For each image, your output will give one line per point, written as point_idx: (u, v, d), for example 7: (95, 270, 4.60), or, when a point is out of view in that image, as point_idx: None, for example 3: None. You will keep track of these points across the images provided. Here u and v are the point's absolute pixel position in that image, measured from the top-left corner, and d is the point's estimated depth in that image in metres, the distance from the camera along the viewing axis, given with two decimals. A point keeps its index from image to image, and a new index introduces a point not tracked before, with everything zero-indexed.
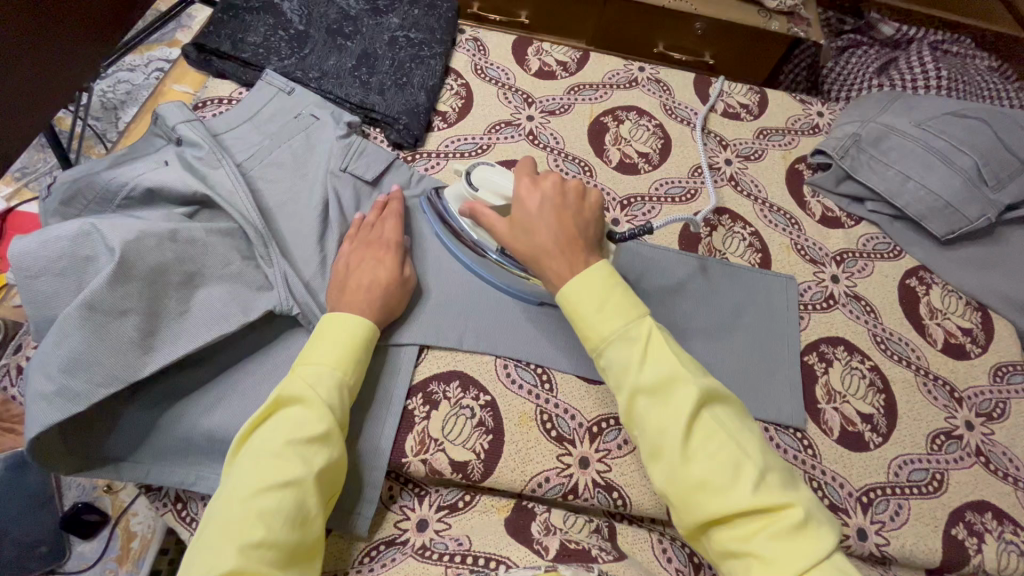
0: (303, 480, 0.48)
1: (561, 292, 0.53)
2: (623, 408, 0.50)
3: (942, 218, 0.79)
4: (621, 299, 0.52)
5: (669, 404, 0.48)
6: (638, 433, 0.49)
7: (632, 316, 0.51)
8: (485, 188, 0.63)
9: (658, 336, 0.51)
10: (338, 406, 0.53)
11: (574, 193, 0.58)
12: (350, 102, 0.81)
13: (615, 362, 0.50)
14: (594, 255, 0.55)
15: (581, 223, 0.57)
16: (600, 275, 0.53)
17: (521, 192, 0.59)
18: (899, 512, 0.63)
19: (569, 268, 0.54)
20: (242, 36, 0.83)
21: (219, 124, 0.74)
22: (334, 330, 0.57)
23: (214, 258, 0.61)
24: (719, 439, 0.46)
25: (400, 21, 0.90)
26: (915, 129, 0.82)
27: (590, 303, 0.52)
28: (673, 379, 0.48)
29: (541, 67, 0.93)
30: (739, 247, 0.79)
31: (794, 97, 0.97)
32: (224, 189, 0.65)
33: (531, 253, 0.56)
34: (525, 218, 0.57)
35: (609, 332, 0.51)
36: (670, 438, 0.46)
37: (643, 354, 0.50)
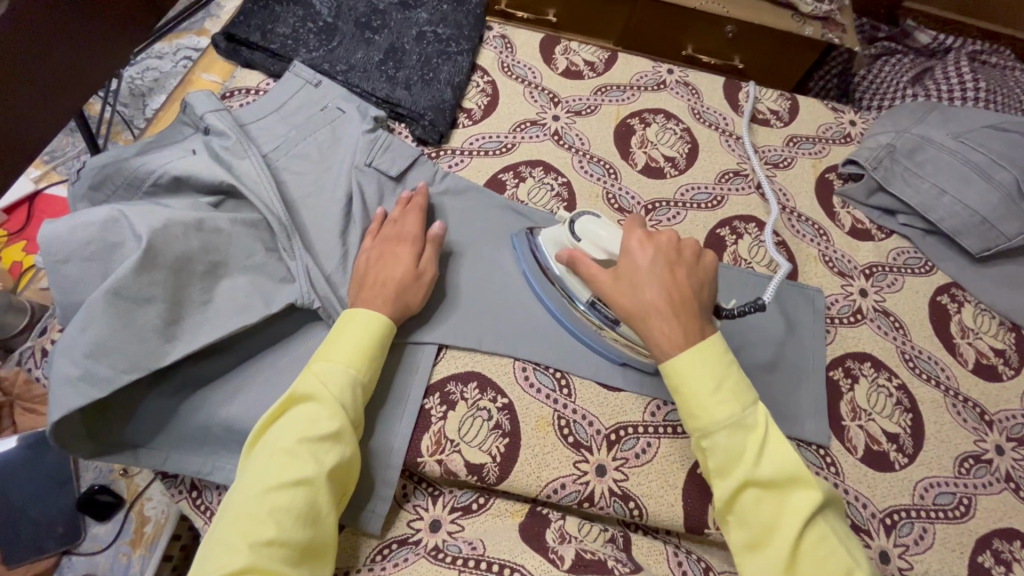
0: (314, 479, 0.47)
1: (671, 359, 0.52)
2: (727, 495, 0.49)
3: (978, 234, 0.76)
4: (734, 384, 0.51)
5: (782, 501, 0.47)
6: (737, 522, 0.49)
7: (746, 403, 0.51)
8: (587, 237, 0.60)
9: (772, 428, 0.50)
10: (351, 404, 0.53)
11: (687, 255, 0.57)
12: (376, 96, 0.81)
13: (727, 449, 0.49)
14: (705, 322, 0.54)
15: (692, 287, 0.55)
16: (716, 354, 0.52)
17: (634, 249, 0.57)
18: (924, 537, 0.61)
19: (681, 334, 0.53)
20: (271, 27, 0.83)
21: (247, 115, 0.74)
22: (351, 328, 0.56)
23: (238, 248, 0.61)
24: (830, 546, 0.46)
25: (428, 16, 0.89)
26: (952, 142, 0.80)
27: (702, 384, 0.51)
28: (789, 477, 0.48)
29: (569, 66, 0.91)
30: (765, 257, 0.77)
31: (826, 104, 0.94)
32: (250, 179, 0.65)
33: (640, 311, 0.54)
34: (637, 275, 0.56)
35: (723, 417, 0.49)
36: (779, 536, 0.46)
37: (761, 447, 0.49)
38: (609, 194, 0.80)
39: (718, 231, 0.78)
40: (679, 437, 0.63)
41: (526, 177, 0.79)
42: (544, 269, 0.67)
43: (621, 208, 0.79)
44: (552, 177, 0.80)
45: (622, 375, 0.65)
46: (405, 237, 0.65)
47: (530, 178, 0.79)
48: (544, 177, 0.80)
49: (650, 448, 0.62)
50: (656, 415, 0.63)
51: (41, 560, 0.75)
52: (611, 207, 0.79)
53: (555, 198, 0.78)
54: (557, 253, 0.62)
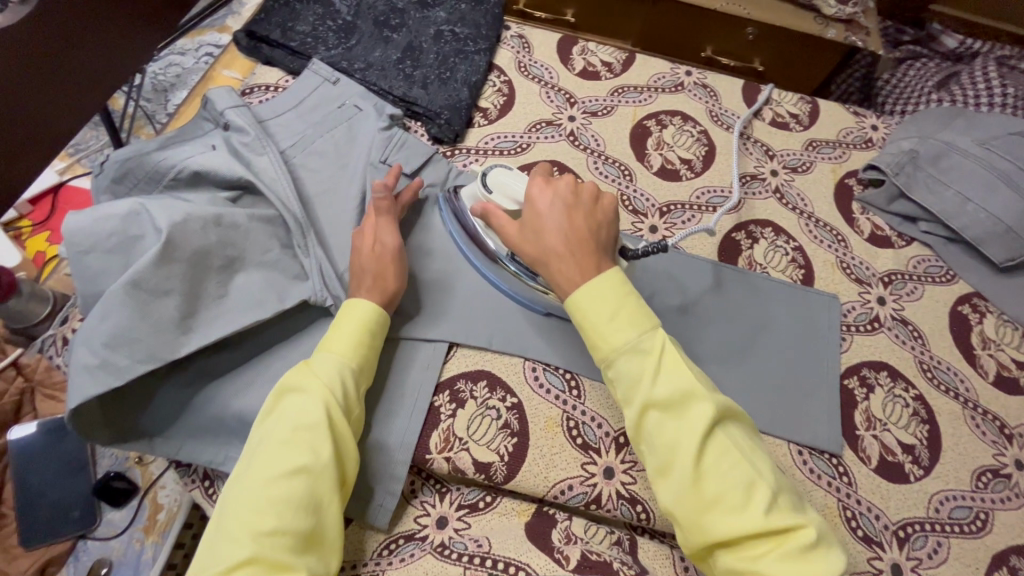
0: (310, 468, 0.47)
1: (573, 295, 0.51)
2: (632, 423, 0.48)
3: (1002, 243, 0.74)
4: (633, 311, 0.50)
5: (681, 420, 0.47)
6: (646, 448, 0.48)
7: (645, 328, 0.50)
8: (499, 189, 0.60)
9: (670, 349, 0.49)
10: (348, 393, 0.53)
11: (589, 195, 0.57)
12: (393, 94, 0.81)
13: (628, 375, 0.48)
14: (607, 258, 0.54)
15: (593, 226, 0.55)
16: (613, 280, 0.51)
17: (536, 193, 0.57)
18: (938, 550, 0.60)
19: (580, 271, 0.52)
20: (291, 24, 0.84)
21: (265, 111, 0.75)
22: (344, 317, 0.56)
23: (254, 244, 0.62)
24: (731, 457, 0.46)
25: (447, 15, 0.90)
26: (977, 148, 0.78)
27: (602, 312, 0.50)
28: (685, 395, 0.47)
29: (586, 67, 0.91)
30: (780, 262, 0.76)
31: (848, 108, 0.93)
32: (267, 176, 0.66)
33: (541, 255, 0.54)
34: (539, 219, 0.55)
35: (620, 343, 0.49)
36: (683, 457, 0.45)
37: (657, 370, 0.48)
38: (624, 196, 0.79)
39: (734, 235, 0.78)
40: None
41: None
42: (477, 241, 0.68)
43: (635, 210, 0.78)
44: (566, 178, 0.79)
45: None
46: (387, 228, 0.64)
47: None
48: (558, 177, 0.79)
49: None
50: None
51: (59, 542, 0.77)
52: (626, 209, 0.78)
53: None
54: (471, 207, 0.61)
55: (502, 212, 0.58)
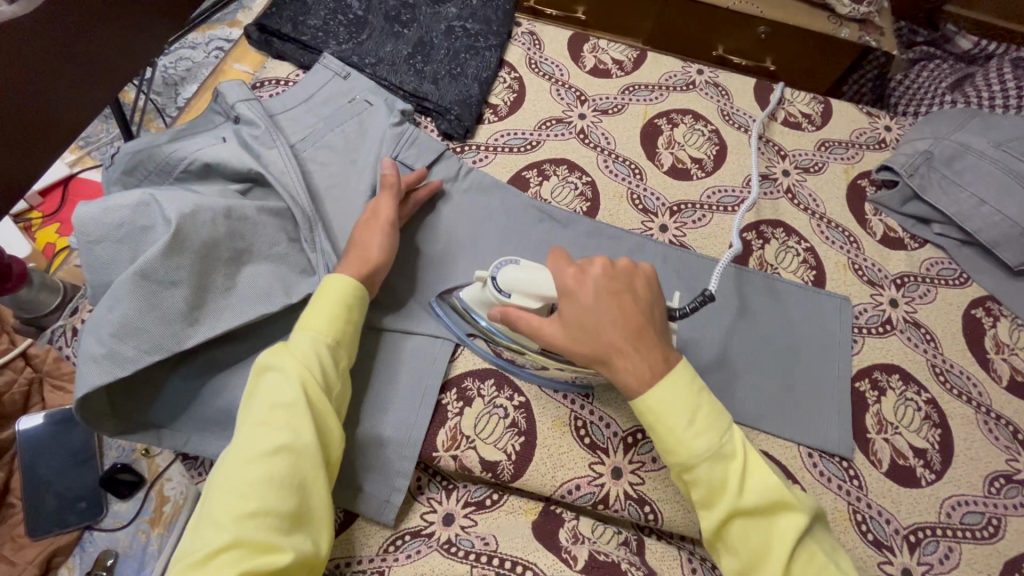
0: (289, 445, 0.47)
1: (648, 399, 0.49)
2: (714, 527, 0.48)
3: (1017, 246, 0.73)
4: (709, 411, 0.49)
5: (768, 528, 0.47)
6: (725, 549, 0.48)
7: (722, 430, 0.49)
8: (514, 288, 0.55)
9: (750, 450, 0.49)
10: (326, 368, 0.53)
11: (626, 276, 0.53)
12: (404, 90, 0.81)
13: (709, 484, 0.47)
14: (666, 345, 0.51)
15: (643, 310, 0.52)
16: (686, 381, 0.50)
17: (572, 287, 0.52)
18: (949, 556, 0.59)
19: (649, 369, 0.50)
20: (302, 18, 0.84)
21: (276, 105, 0.75)
22: (320, 295, 0.56)
23: (262, 237, 0.62)
24: (818, 562, 0.46)
25: (458, 11, 0.89)
26: (994, 150, 0.77)
27: (681, 417, 0.48)
28: (773, 504, 0.47)
29: (597, 64, 0.91)
30: (791, 262, 0.76)
31: (861, 109, 0.92)
32: (277, 169, 0.66)
33: (601, 356, 0.51)
34: (585, 315, 0.51)
35: (703, 451, 0.47)
36: (769, 564, 0.46)
37: (742, 477, 0.47)
38: (634, 194, 0.79)
39: (744, 235, 0.77)
40: None
41: (549, 176, 0.78)
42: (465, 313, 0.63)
43: (645, 209, 0.78)
44: (576, 176, 0.79)
45: None
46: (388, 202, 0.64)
47: (554, 177, 0.78)
48: (568, 175, 0.79)
49: None
50: None
51: (65, 533, 0.77)
52: (635, 208, 0.78)
53: (579, 198, 0.78)
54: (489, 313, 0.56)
55: (531, 315, 0.54)
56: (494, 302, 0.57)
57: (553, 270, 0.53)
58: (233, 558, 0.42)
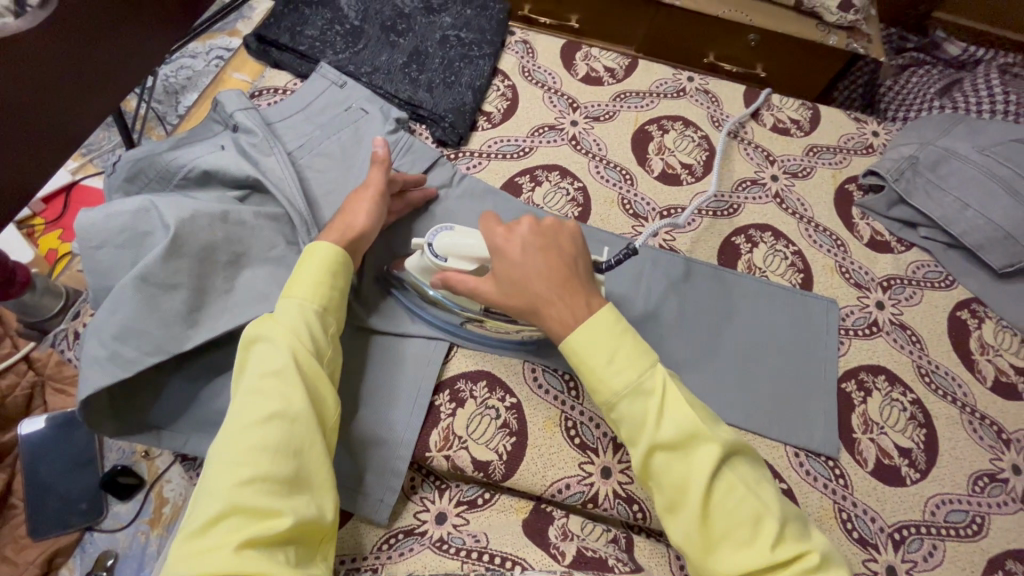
0: (281, 408, 0.48)
1: (569, 346, 0.51)
2: (639, 462, 0.49)
3: (1001, 249, 0.75)
4: (631, 350, 0.50)
5: (687, 460, 0.47)
6: (655, 488, 0.49)
7: (643, 367, 0.50)
8: (449, 252, 0.57)
9: (671, 386, 0.50)
10: (313, 334, 0.54)
11: (549, 231, 0.55)
12: (399, 98, 0.83)
13: (629, 419, 0.49)
14: (592, 293, 0.53)
15: (567, 262, 0.54)
16: (605, 321, 0.51)
17: (500, 245, 0.54)
18: (934, 553, 0.60)
19: (574, 314, 0.51)
20: (300, 29, 0.86)
21: (274, 114, 0.77)
22: (301, 264, 0.57)
23: (259, 241, 0.63)
24: (738, 493, 0.46)
25: (452, 21, 0.91)
26: (978, 155, 0.79)
27: (600, 356, 0.50)
28: (691, 436, 0.47)
29: (589, 72, 0.93)
30: (779, 265, 0.77)
31: (849, 114, 0.94)
32: (274, 175, 0.68)
33: (531, 307, 0.53)
34: (513, 271, 0.53)
35: (621, 386, 0.49)
36: (690, 495, 0.46)
37: (660, 410, 0.48)
38: (625, 200, 0.80)
39: (733, 238, 0.78)
40: None
41: (542, 181, 0.80)
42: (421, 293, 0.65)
43: (635, 213, 0.79)
44: (568, 182, 0.81)
45: None
46: (377, 178, 0.66)
47: (546, 182, 0.80)
48: (560, 181, 0.80)
49: None
50: None
51: (67, 534, 0.78)
52: (626, 213, 0.79)
53: (571, 203, 0.79)
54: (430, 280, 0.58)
55: (466, 276, 0.56)
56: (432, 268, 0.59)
57: (482, 231, 0.56)
58: (234, 525, 0.43)
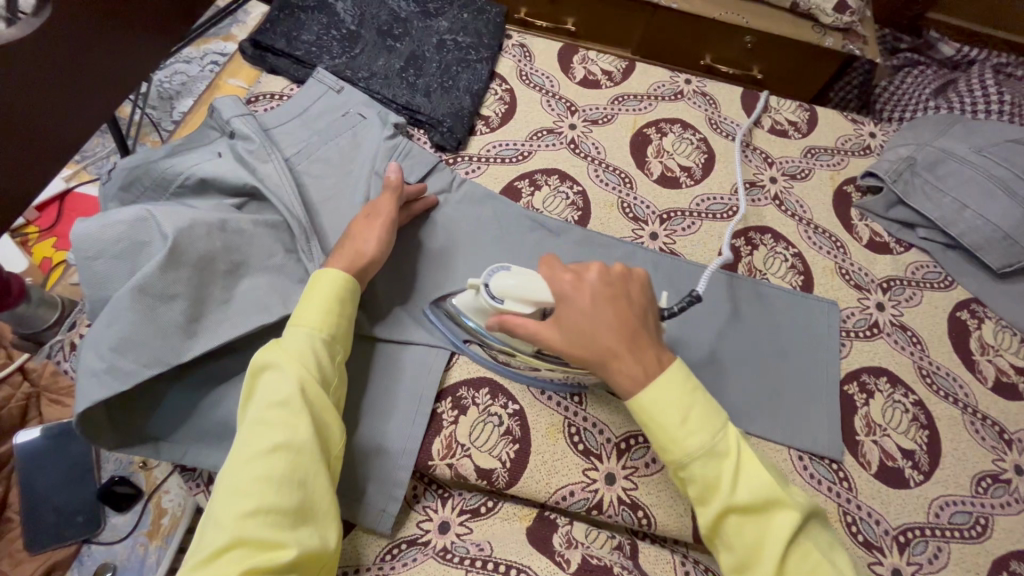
0: (288, 441, 0.48)
1: (636, 400, 0.50)
2: (709, 522, 0.48)
3: (999, 250, 0.75)
4: (702, 410, 0.50)
5: (764, 526, 0.47)
6: (723, 546, 0.49)
7: (716, 429, 0.49)
8: (505, 294, 0.55)
9: (743, 447, 0.49)
10: (319, 362, 0.53)
11: (618, 280, 0.55)
12: (396, 103, 0.82)
13: (703, 482, 0.48)
14: (660, 349, 0.53)
15: (635, 314, 0.53)
16: (677, 380, 0.51)
17: (568, 292, 0.53)
18: (938, 556, 0.60)
19: (643, 371, 0.51)
20: (296, 34, 0.86)
21: (270, 120, 0.76)
22: (310, 291, 0.57)
23: (258, 249, 0.62)
24: (814, 560, 0.46)
25: (449, 25, 0.91)
26: (975, 156, 0.79)
27: (674, 416, 0.49)
28: (767, 501, 0.47)
29: (586, 76, 0.92)
30: (779, 268, 0.77)
31: (846, 116, 0.94)
32: (272, 182, 0.67)
33: (597, 360, 0.52)
34: (580, 321, 0.52)
35: (695, 448, 0.48)
36: (764, 559, 0.46)
37: (735, 474, 0.48)
38: (624, 203, 0.80)
39: (733, 241, 0.78)
40: None
41: (541, 186, 0.80)
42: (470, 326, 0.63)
43: (635, 217, 0.79)
44: (567, 186, 0.80)
45: None
46: (387, 204, 0.65)
47: (545, 187, 0.80)
48: (560, 185, 0.80)
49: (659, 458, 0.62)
50: None
51: (63, 546, 0.77)
52: (626, 216, 0.79)
53: (571, 207, 0.79)
54: (485, 320, 0.57)
55: (524, 320, 0.55)
56: (488, 308, 0.58)
57: (548, 277, 0.55)
58: (238, 558, 0.43)
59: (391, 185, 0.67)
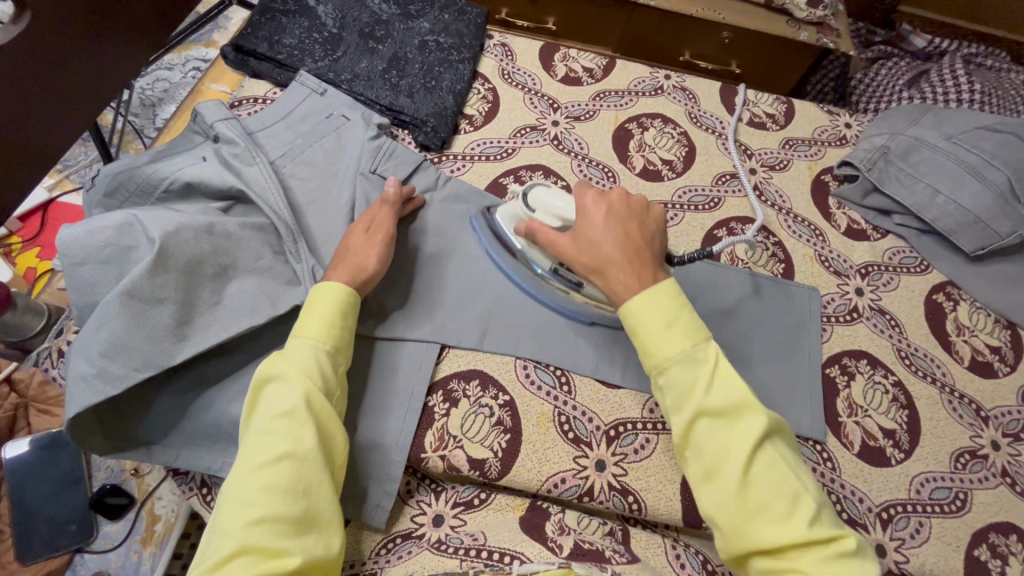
0: (294, 449, 0.49)
1: (626, 304, 0.53)
2: (681, 427, 0.49)
3: (971, 234, 0.77)
4: (688, 322, 0.52)
5: (733, 430, 0.48)
6: (692, 455, 0.49)
7: (698, 339, 0.51)
8: (540, 207, 0.63)
9: (723, 359, 0.51)
10: (322, 374, 0.54)
11: (638, 207, 0.60)
12: (380, 104, 0.83)
13: (679, 383, 0.50)
14: (660, 270, 0.56)
15: (647, 238, 0.58)
16: (666, 291, 0.53)
17: (587, 207, 0.59)
18: (920, 530, 0.62)
19: (637, 280, 0.54)
20: (278, 38, 0.86)
21: (255, 123, 0.77)
22: (312, 302, 0.57)
23: (246, 252, 0.63)
24: (779, 471, 0.47)
25: (430, 26, 0.92)
26: (946, 143, 0.81)
27: (656, 321, 0.52)
28: (739, 407, 0.48)
29: (568, 73, 0.94)
30: (761, 257, 0.79)
31: (821, 107, 0.96)
32: (258, 185, 0.67)
33: (597, 265, 0.56)
34: (593, 231, 0.57)
35: (674, 351, 0.50)
36: (730, 462, 0.47)
37: (710, 379, 0.49)
38: None
39: (715, 232, 0.80)
40: None
41: (526, 182, 0.81)
42: (506, 245, 0.70)
43: None
44: (552, 182, 0.81)
45: (620, 372, 0.67)
46: (384, 217, 0.67)
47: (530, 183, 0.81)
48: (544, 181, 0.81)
49: (648, 444, 0.63)
50: (654, 412, 0.65)
51: (56, 556, 0.77)
52: None
53: None
54: (516, 226, 0.64)
55: (547, 229, 0.61)
56: (523, 218, 0.66)
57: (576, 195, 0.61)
58: (243, 566, 0.42)
59: (389, 198, 0.68)
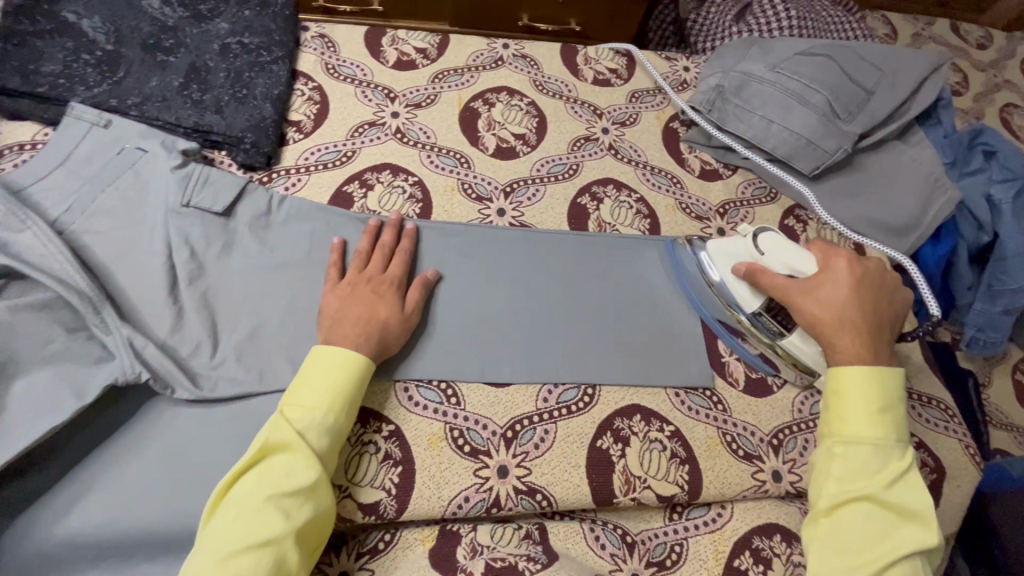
0: (282, 539, 0.45)
1: (845, 371, 0.58)
2: (841, 494, 0.54)
3: (806, 155, 0.82)
4: (892, 417, 0.57)
5: (895, 528, 0.53)
6: (831, 524, 0.54)
7: (898, 438, 0.56)
8: (773, 255, 0.66)
9: (915, 467, 0.55)
10: (324, 451, 0.51)
11: (887, 287, 0.64)
12: (183, 126, 0.71)
13: (863, 461, 0.55)
14: (888, 352, 0.60)
15: (888, 314, 0.63)
16: (892, 381, 0.58)
17: (840, 272, 0.62)
18: (807, 447, 0.65)
19: (865, 355, 0.59)
20: (34, 66, 0.71)
21: (21, 177, 0.63)
22: (322, 369, 0.53)
23: (27, 340, 0.53)
24: None
25: (230, 26, 0.80)
26: (771, 74, 0.85)
27: (866, 403, 0.57)
28: (913, 514, 0.53)
29: (399, 57, 0.86)
30: (626, 215, 0.78)
31: (660, 54, 0.97)
32: (33, 254, 0.55)
33: (836, 328, 0.60)
34: (839, 298, 0.61)
35: (870, 436, 0.56)
36: (874, 550, 0.52)
37: (898, 477, 0.54)
38: (464, 184, 0.77)
39: (579, 200, 0.78)
40: (575, 416, 0.63)
41: (373, 185, 0.74)
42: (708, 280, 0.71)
43: (479, 196, 0.76)
44: (402, 179, 0.75)
45: (508, 368, 0.64)
46: (395, 272, 0.63)
47: (378, 185, 0.74)
48: (393, 180, 0.75)
49: (547, 436, 0.61)
50: (548, 401, 0.63)
51: None
52: (469, 197, 0.76)
53: (409, 201, 0.74)
54: (737, 265, 0.67)
55: (776, 276, 0.64)
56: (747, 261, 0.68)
57: (823, 258, 0.64)
58: None
59: (386, 244, 0.66)
